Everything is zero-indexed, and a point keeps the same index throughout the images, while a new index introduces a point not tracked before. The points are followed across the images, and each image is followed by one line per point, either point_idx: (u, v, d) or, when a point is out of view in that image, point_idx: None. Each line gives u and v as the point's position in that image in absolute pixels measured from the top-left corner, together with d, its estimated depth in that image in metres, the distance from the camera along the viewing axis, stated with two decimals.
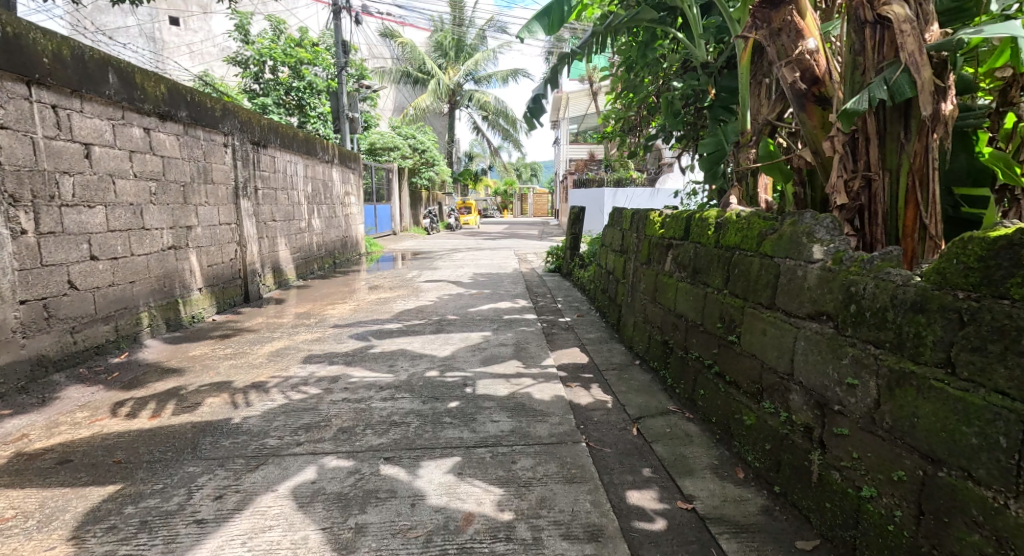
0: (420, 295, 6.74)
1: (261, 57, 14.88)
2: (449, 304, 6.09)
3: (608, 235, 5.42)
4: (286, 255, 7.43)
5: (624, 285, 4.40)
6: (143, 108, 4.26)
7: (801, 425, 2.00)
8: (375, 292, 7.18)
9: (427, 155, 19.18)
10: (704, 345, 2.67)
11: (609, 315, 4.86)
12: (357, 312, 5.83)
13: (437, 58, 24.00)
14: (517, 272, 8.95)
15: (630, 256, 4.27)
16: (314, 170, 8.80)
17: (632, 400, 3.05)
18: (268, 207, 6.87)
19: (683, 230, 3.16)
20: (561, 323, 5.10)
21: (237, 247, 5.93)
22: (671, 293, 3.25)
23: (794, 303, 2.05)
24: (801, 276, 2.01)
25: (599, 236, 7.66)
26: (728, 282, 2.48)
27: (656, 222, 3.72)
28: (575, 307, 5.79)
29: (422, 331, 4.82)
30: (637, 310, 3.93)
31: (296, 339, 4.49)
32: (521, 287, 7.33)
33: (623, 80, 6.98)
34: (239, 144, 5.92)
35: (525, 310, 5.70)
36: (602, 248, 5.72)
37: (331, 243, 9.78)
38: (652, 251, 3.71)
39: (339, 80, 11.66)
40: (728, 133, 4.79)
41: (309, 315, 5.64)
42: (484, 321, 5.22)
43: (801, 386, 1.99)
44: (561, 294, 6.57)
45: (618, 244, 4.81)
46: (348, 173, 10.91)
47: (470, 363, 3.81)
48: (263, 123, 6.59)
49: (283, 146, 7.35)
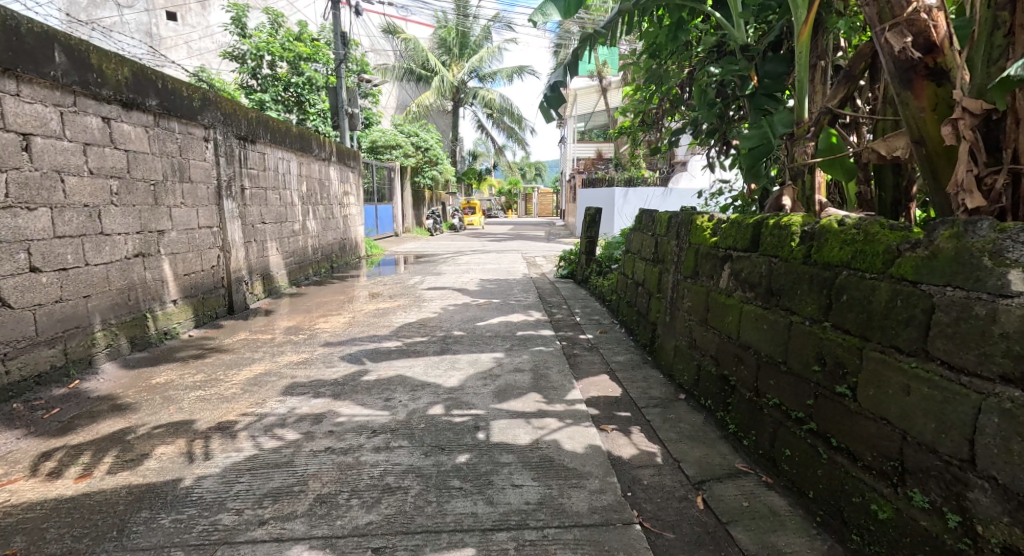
0: (423, 306, 6.14)
1: (258, 52, 14.39)
2: (455, 317, 5.49)
3: (635, 241, 4.81)
4: (277, 260, 6.84)
5: (660, 300, 3.79)
6: (100, 94, 3.65)
7: (997, 544, 1.45)
8: (373, 301, 6.58)
9: (432, 154, 18.50)
10: (790, 391, 2.10)
11: (639, 334, 4.25)
12: (353, 325, 5.24)
13: (441, 55, 23.41)
14: (526, 278, 8.35)
15: (669, 267, 3.67)
16: (309, 167, 8.21)
17: (687, 454, 2.45)
18: (257, 208, 6.28)
19: (747, 239, 2.58)
20: (582, 341, 4.49)
21: (219, 253, 5.33)
22: (729, 316, 2.67)
23: (975, 358, 1.50)
24: (990, 320, 1.47)
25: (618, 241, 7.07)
26: (832, 311, 1.91)
27: (705, 227, 3.13)
28: (596, 321, 5.19)
29: (425, 351, 4.23)
30: (680, 332, 3.33)
31: (280, 362, 3.90)
32: (534, 295, 6.71)
33: (644, 69, 6.38)
34: (222, 138, 5.31)
35: (540, 325, 5.10)
36: (627, 255, 5.11)
37: (328, 246, 9.19)
38: (700, 262, 3.12)
39: (339, 74, 11.11)
40: (774, 124, 3.94)
41: (299, 329, 5.05)
42: (494, 338, 4.62)
43: (999, 487, 1.44)
44: (579, 305, 5.96)
45: (650, 251, 4.20)
46: (347, 172, 10.32)
47: (482, 395, 3.22)
48: (250, 116, 5.99)
49: (274, 141, 6.74)
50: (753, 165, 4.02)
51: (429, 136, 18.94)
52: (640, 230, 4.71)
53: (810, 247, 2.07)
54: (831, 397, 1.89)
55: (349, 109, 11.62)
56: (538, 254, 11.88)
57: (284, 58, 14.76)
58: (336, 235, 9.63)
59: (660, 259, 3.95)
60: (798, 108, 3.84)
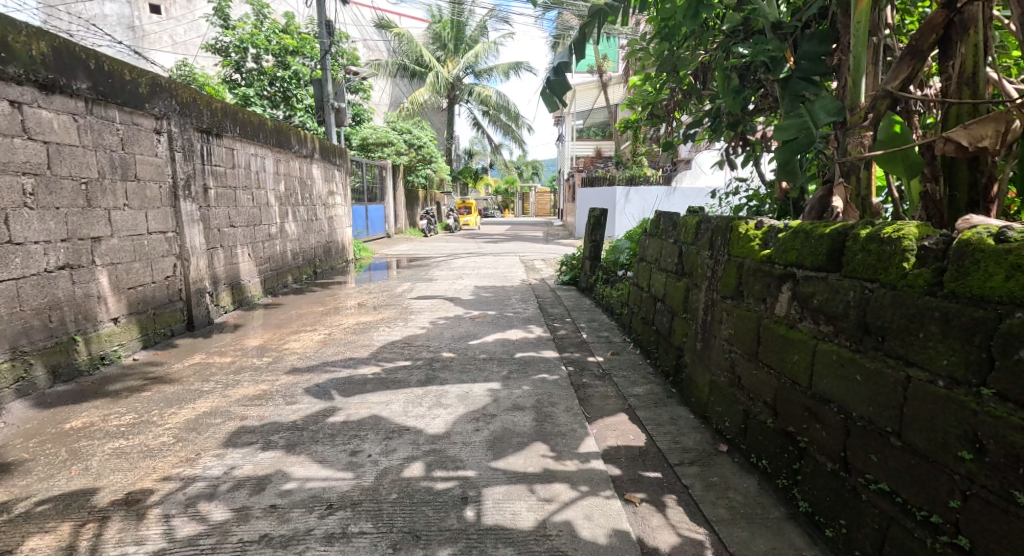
0: (410, 319, 5.51)
1: (242, 44, 13.80)
2: (445, 334, 4.84)
3: (651, 248, 4.19)
4: (249, 268, 6.20)
5: (688, 322, 3.17)
6: (5, 73, 3.03)
7: None
8: (354, 313, 5.93)
9: (423, 151, 17.93)
10: (918, 485, 1.55)
11: (661, 359, 3.62)
12: (329, 343, 4.61)
13: (436, 51, 22.77)
14: (524, 285, 7.73)
15: (701, 283, 3.04)
16: (287, 165, 7.56)
17: (747, 548, 1.84)
18: (224, 209, 5.63)
19: (819, 254, 1.97)
20: (592, 367, 3.86)
21: (175, 261, 4.67)
22: (792, 353, 2.06)
23: None
24: None
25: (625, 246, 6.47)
26: (1001, 379, 1.38)
27: (751, 234, 2.50)
28: (605, 340, 4.55)
29: (407, 381, 3.59)
30: (717, 365, 2.71)
31: (233, 395, 3.27)
32: (533, 306, 6.07)
33: (656, 56, 5.72)
34: (178, 131, 4.66)
35: (542, 344, 4.46)
36: (640, 263, 4.49)
37: (310, 250, 8.53)
38: (746, 279, 2.49)
39: (324, 67, 10.48)
40: (816, 111, 3.35)
41: (265, 349, 4.39)
42: (489, 362, 4.00)
43: None
44: (584, 319, 5.32)
45: (672, 261, 3.57)
46: (332, 170, 9.68)
47: (474, 447, 2.59)
48: (214, 107, 5.33)
49: (244, 136, 6.08)
50: (789, 161, 3.42)
51: (423, 134, 18.28)
52: (658, 235, 4.08)
53: (943, 272, 1.52)
54: (1006, 512, 1.37)
55: (335, 104, 10.94)
56: (536, 257, 11.21)
57: (269, 50, 14.10)
58: (320, 237, 8.99)
59: (686, 271, 3.32)
60: (853, 94, 3.24)
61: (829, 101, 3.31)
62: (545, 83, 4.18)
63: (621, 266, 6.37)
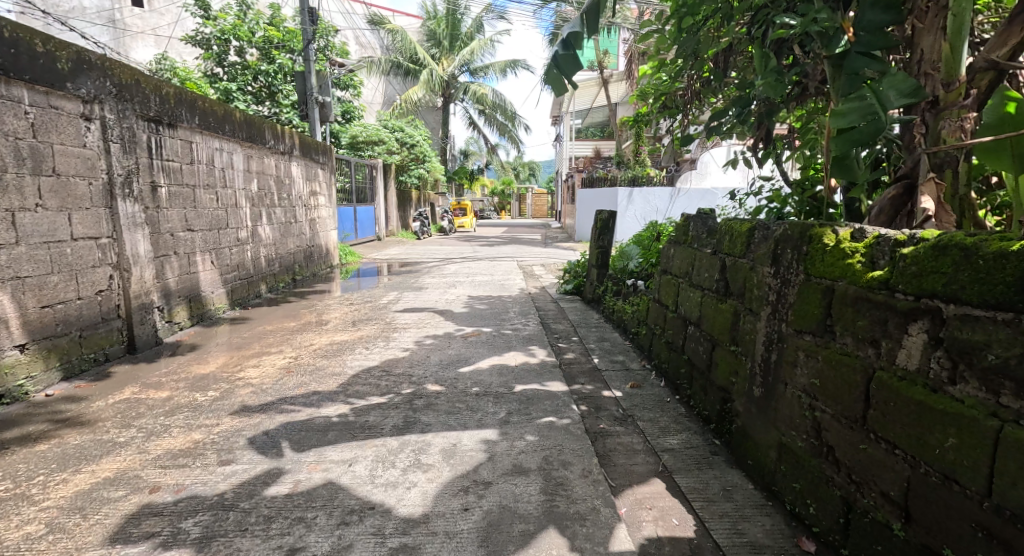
0: (393, 338, 4.82)
1: (223, 35, 13.31)
2: (432, 358, 4.13)
3: (678, 259, 3.50)
4: (212, 278, 5.50)
5: (738, 358, 2.49)
6: None
7: None
8: (330, 330, 5.20)
9: (415, 150, 17.20)
10: None
11: (697, 399, 2.94)
12: (294, 369, 3.91)
13: (431, 48, 22.09)
14: (524, 294, 7.04)
15: (758, 307, 2.35)
16: (262, 162, 6.85)
17: None
18: (179, 211, 4.91)
19: (998, 290, 1.39)
20: (610, 405, 3.17)
21: (111, 272, 3.93)
22: (947, 435, 1.47)
23: None
24: None
25: (635, 252, 5.83)
26: None
27: (847, 247, 1.83)
28: (622, 367, 3.83)
29: (380, 427, 2.87)
30: (787, 422, 2.04)
31: (154, 449, 2.55)
32: (533, 323, 5.35)
33: (672, 37, 5.02)
34: (115, 118, 3.92)
35: (547, 374, 3.74)
36: (663, 276, 3.79)
37: (288, 256, 7.80)
38: (839, 310, 1.83)
39: (308, 57, 9.81)
40: (883, 91, 2.64)
41: (214, 379, 3.66)
42: (483, 397, 3.31)
43: None
44: (593, 340, 4.60)
45: (714, 279, 2.87)
46: (315, 168, 8.99)
47: (460, 541, 1.92)
48: (164, 92, 4.60)
49: (205, 128, 5.34)
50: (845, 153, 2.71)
51: (416, 132, 17.54)
52: (690, 245, 3.37)
53: None
54: None
55: (319, 98, 10.20)
56: (535, 262, 10.51)
57: (252, 43, 13.56)
58: (300, 241, 8.29)
59: (734, 291, 2.63)
60: (949, 63, 2.51)
61: (903, 78, 2.58)
62: (550, 59, 3.44)
63: (632, 275, 5.81)
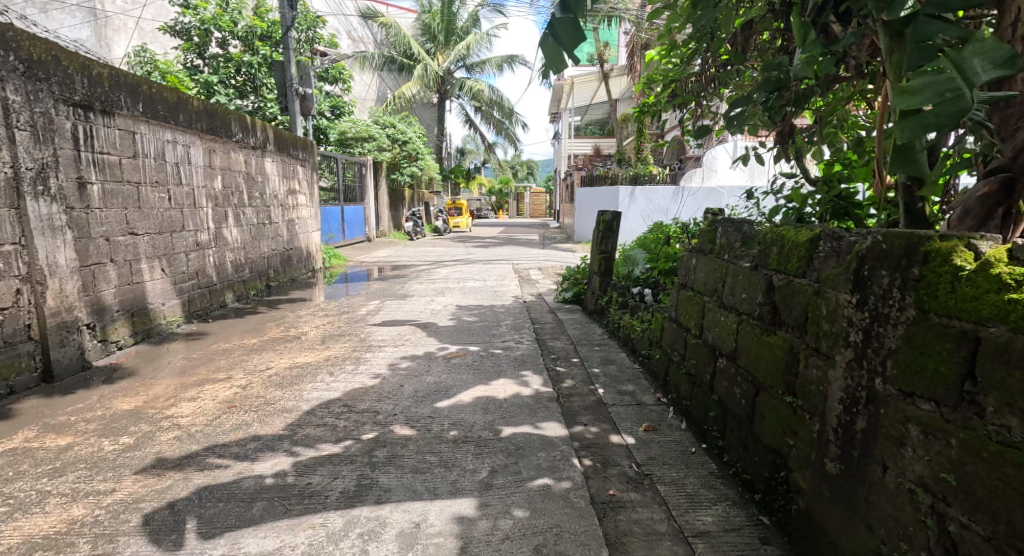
0: (364, 359, 4.18)
1: (203, 25, 12.79)
2: (405, 389, 3.48)
3: (702, 272, 2.88)
4: (161, 289, 4.85)
5: (795, 413, 1.86)
6: None
7: None
8: (294, 348, 4.55)
9: (408, 147, 16.53)
10: None
11: (733, 455, 2.31)
12: (238, 402, 3.27)
13: (426, 43, 21.45)
14: (518, 304, 6.40)
15: (826, 346, 1.71)
16: (228, 157, 6.20)
17: None
18: (119, 212, 4.26)
19: None
20: (620, 458, 2.54)
21: (17, 285, 3.29)
22: None
23: None
24: None
25: (641, 258, 5.22)
26: None
27: (1006, 275, 1.25)
28: (633, 403, 3.19)
29: (325, 495, 2.23)
30: (891, 528, 1.43)
31: (10, 536, 1.92)
32: (527, 341, 4.69)
33: (685, 14, 4.36)
34: (22, 100, 3.27)
35: (541, 412, 3.09)
36: (682, 292, 3.16)
37: (260, 261, 7.15)
38: (989, 370, 1.25)
39: (288, 45, 9.18)
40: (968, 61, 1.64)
41: (135, 417, 3.01)
42: (462, 446, 2.67)
43: None
44: (596, 364, 3.96)
45: (757, 301, 2.24)
46: (292, 165, 8.35)
47: None
48: (95, 73, 3.95)
49: (152, 117, 4.68)
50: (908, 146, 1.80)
51: (409, 129, 16.87)
52: (719, 256, 2.74)
53: None
54: None
55: (301, 89, 9.54)
56: (531, 265, 9.87)
57: (235, 34, 13.06)
58: (274, 245, 7.64)
59: (786, 320, 2.00)
60: None
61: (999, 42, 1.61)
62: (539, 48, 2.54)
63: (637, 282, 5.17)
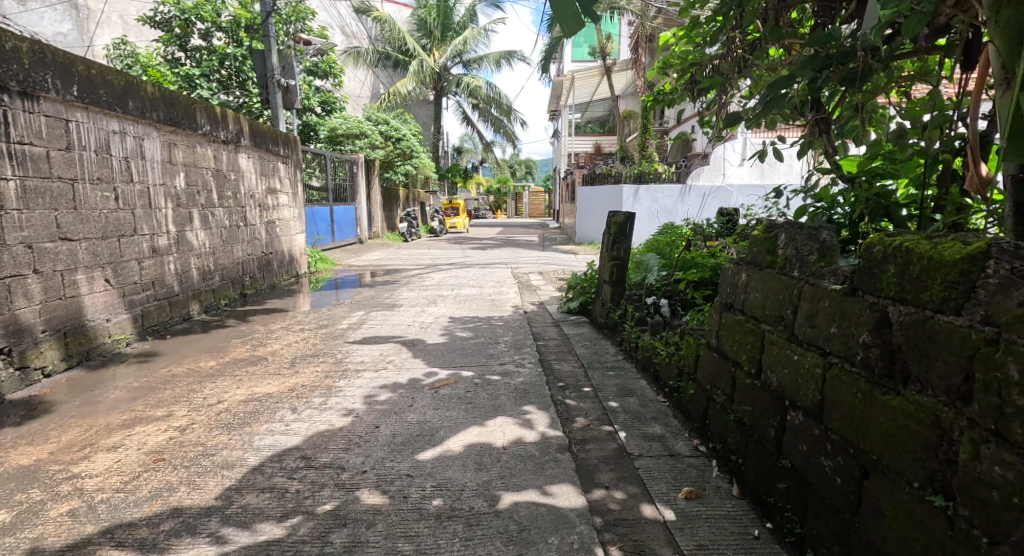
0: (336, 389, 3.53)
1: (185, 16, 12.20)
2: (381, 432, 2.84)
3: (758, 289, 2.25)
4: (106, 303, 4.22)
5: (952, 527, 1.28)
6: None
7: None
8: (258, 374, 3.89)
9: (402, 144, 15.87)
10: None
11: (825, 554, 1.68)
12: (169, 451, 2.63)
13: (421, 38, 20.77)
14: (518, 314, 5.77)
15: (1014, 430, 1.17)
16: (193, 151, 5.56)
17: None
18: (45, 213, 3.63)
19: None
20: (660, 548, 1.90)
21: None
22: None
23: None
24: None
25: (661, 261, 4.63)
26: None
27: None
28: (666, 455, 2.55)
29: None
30: None
31: None
32: (530, 363, 4.04)
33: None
34: None
35: (550, 468, 2.45)
36: (726, 314, 2.52)
37: (233, 267, 6.51)
38: None
39: (269, 33, 8.54)
40: None
41: (32, 476, 2.37)
42: (446, 526, 2.03)
43: None
44: (613, 397, 3.31)
45: (854, 339, 1.60)
46: (271, 161, 7.70)
47: None
48: (7, 46, 3.32)
49: (93, 103, 4.03)
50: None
51: (403, 126, 16.18)
52: (784, 270, 2.10)
53: None
54: None
55: (283, 81, 8.88)
56: (532, 270, 9.25)
57: (218, 25, 12.47)
58: (250, 249, 6.99)
59: (915, 376, 1.39)
60: None
61: None
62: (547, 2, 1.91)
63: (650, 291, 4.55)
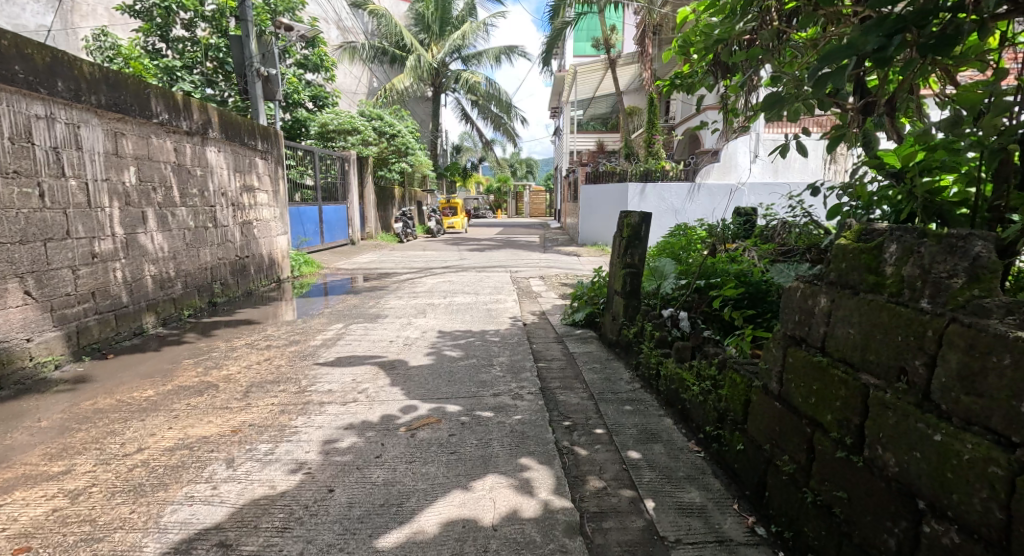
0: (289, 431, 2.87)
1: (166, 5, 11.57)
2: (333, 503, 2.19)
3: (854, 320, 1.62)
4: (22, 320, 3.57)
5: None
6: None
7: None
8: (200, 407, 3.22)
9: (397, 141, 15.14)
10: None
11: None
12: (45, 533, 1.98)
13: (419, 33, 20.12)
14: (517, 328, 5.09)
15: None
16: (147, 142, 4.93)
17: None
18: None
19: None
20: None
21: None
22: None
23: None
24: None
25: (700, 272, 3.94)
26: None
27: None
28: (713, 541, 1.91)
29: None
30: None
31: None
32: (530, 393, 3.35)
33: None
34: None
35: None
36: (795, 350, 1.86)
37: (199, 273, 5.85)
38: None
39: (247, 18, 7.88)
40: None
41: None
42: None
43: None
44: (633, 445, 2.66)
45: None
46: (247, 156, 7.03)
47: None
48: None
49: (4, 82, 3.44)
50: None
51: (398, 123, 15.48)
52: (912, 301, 1.46)
53: None
54: None
55: (263, 70, 8.22)
56: (532, 274, 8.58)
57: (201, 15, 11.83)
58: (220, 253, 6.33)
59: None
60: None
61: None
62: None
63: (666, 301, 4.17)
